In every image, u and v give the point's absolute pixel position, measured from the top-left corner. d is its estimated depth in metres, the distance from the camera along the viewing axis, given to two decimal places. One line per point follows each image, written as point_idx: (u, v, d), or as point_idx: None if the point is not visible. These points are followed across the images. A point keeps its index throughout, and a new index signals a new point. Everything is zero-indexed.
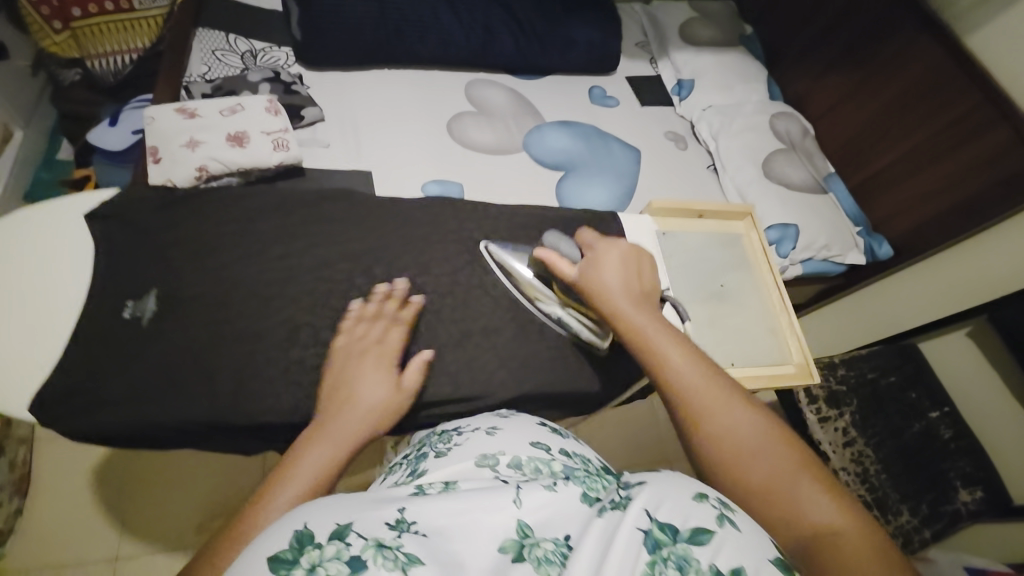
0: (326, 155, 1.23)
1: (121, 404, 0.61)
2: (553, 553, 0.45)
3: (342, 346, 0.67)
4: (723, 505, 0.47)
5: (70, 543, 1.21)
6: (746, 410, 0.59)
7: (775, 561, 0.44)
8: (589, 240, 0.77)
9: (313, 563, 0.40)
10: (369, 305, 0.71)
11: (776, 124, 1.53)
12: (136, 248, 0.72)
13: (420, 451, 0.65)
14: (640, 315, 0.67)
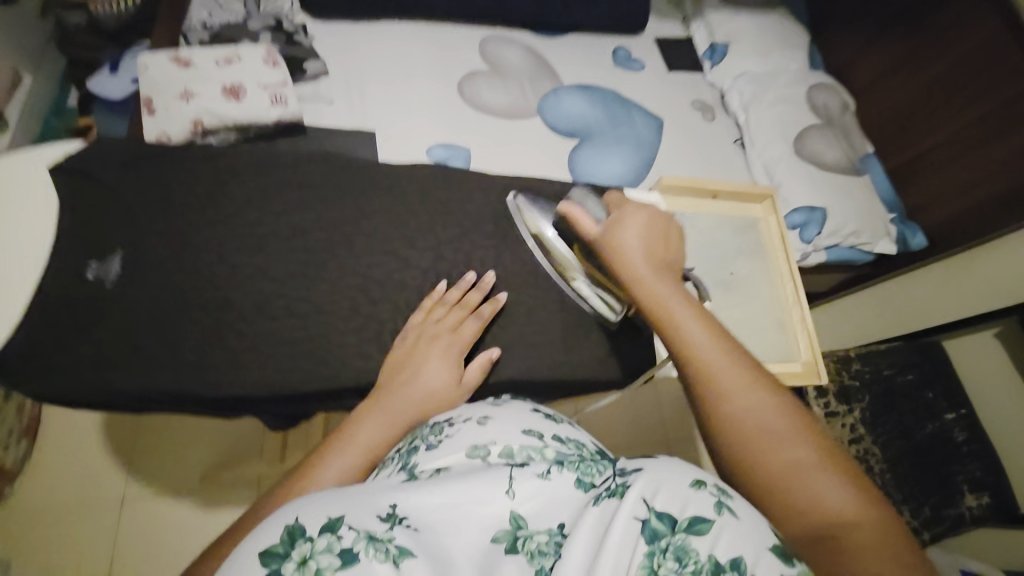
0: (328, 112, 1.16)
1: (67, 372, 0.53)
2: (547, 545, 0.44)
3: (415, 327, 0.63)
4: (723, 491, 0.42)
5: (71, 487, 1.21)
6: (773, 393, 0.49)
7: (772, 547, 0.38)
8: (619, 200, 0.68)
9: (302, 558, 0.39)
10: (450, 291, 0.66)
11: (814, 96, 1.40)
12: (94, 198, 0.61)
13: (411, 445, 0.54)
14: (661, 280, 0.57)
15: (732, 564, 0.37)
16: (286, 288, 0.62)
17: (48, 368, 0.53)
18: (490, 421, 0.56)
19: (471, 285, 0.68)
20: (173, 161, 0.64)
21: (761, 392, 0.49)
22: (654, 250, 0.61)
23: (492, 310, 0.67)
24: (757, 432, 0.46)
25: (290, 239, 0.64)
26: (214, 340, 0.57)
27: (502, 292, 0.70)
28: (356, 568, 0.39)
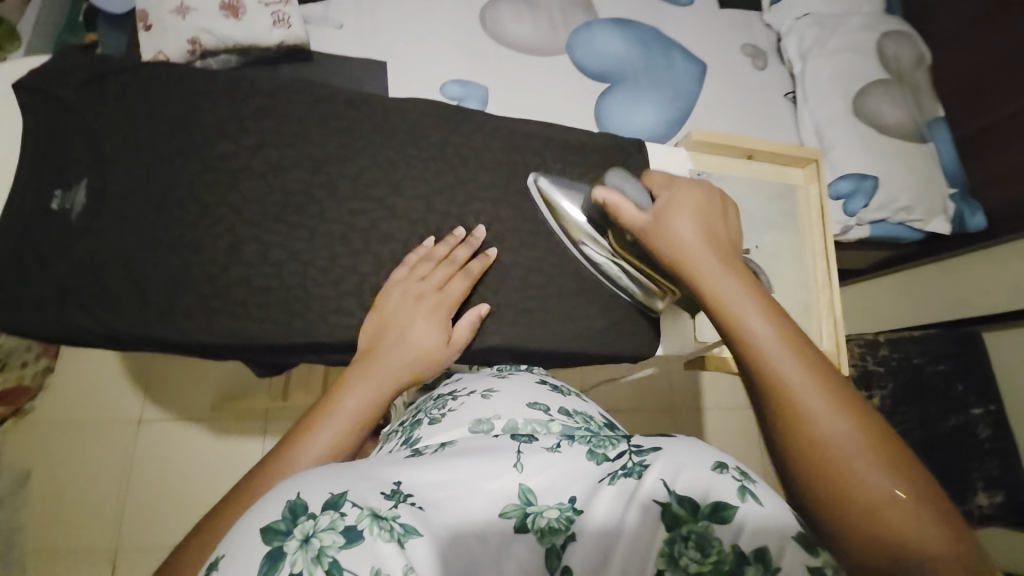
0: (336, 38, 1.04)
1: (29, 306, 0.51)
2: (559, 521, 0.38)
3: (399, 283, 0.58)
4: (745, 476, 0.39)
5: (89, 405, 1.25)
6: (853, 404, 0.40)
7: (797, 537, 0.35)
8: (661, 182, 0.60)
9: (305, 535, 0.33)
10: (440, 245, 0.61)
11: (884, 45, 1.21)
12: (61, 121, 0.56)
13: (415, 418, 0.57)
14: (718, 266, 0.50)
15: (758, 555, 0.35)
16: (261, 232, 0.57)
17: (8, 300, 0.51)
18: (494, 395, 0.56)
19: (460, 240, 0.62)
20: (142, 84, 0.59)
21: (840, 397, 0.40)
22: (710, 236, 0.53)
23: (482, 266, 0.62)
24: (835, 442, 0.38)
25: (265, 178, 0.59)
26: (181, 283, 0.54)
27: (493, 247, 0.64)
28: (363, 546, 0.33)
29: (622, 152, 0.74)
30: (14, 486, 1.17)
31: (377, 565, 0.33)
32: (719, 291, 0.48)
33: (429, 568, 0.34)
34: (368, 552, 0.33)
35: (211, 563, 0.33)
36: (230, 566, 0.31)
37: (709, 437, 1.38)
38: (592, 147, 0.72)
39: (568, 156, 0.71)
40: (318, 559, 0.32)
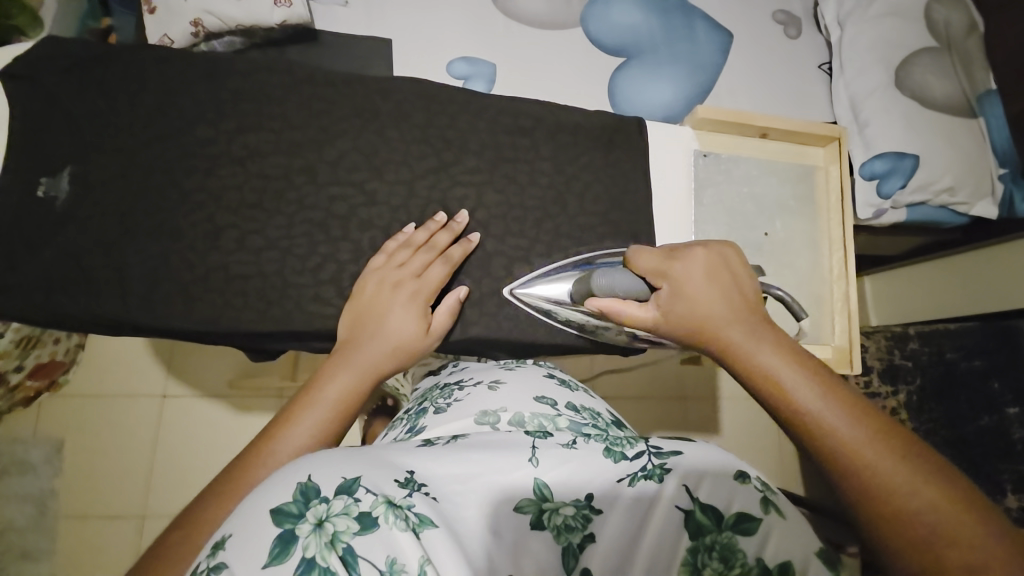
0: (341, 16, 1.00)
1: (15, 291, 0.52)
2: (574, 519, 0.40)
3: (376, 271, 0.56)
4: (766, 488, 0.42)
5: (117, 379, 1.32)
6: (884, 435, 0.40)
7: (818, 552, 0.39)
8: (654, 267, 0.54)
9: (318, 519, 0.34)
10: (418, 232, 0.59)
11: (932, 10, 1.10)
12: (47, 109, 0.56)
13: (421, 406, 0.58)
14: (735, 317, 0.50)
15: (781, 567, 0.38)
16: (239, 219, 0.57)
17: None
18: (500, 387, 0.56)
19: (441, 226, 0.60)
20: (125, 69, 0.59)
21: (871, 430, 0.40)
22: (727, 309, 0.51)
23: (463, 253, 0.59)
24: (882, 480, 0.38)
25: (244, 163, 0.58)
26: (161, 269, 0.54)
27: (476, 233, 0.62)
28: (377, 534, 0.35)
29: (620, 133, 0.69)
30: (52, 453, 1.26)
31: (393, 555, 0.34)
32: (737, 344, 0.49)
33: (447, 558, 0.35)
34: (383, 540, 0.35)
35: (217, 540, 0.34)
36: (239, 542, 0.33)
37: (723, 429, 1.33)
38: (587, 129, 0.68)
39: (561, 138, 0.67)
40: (333, 544, 0.33)
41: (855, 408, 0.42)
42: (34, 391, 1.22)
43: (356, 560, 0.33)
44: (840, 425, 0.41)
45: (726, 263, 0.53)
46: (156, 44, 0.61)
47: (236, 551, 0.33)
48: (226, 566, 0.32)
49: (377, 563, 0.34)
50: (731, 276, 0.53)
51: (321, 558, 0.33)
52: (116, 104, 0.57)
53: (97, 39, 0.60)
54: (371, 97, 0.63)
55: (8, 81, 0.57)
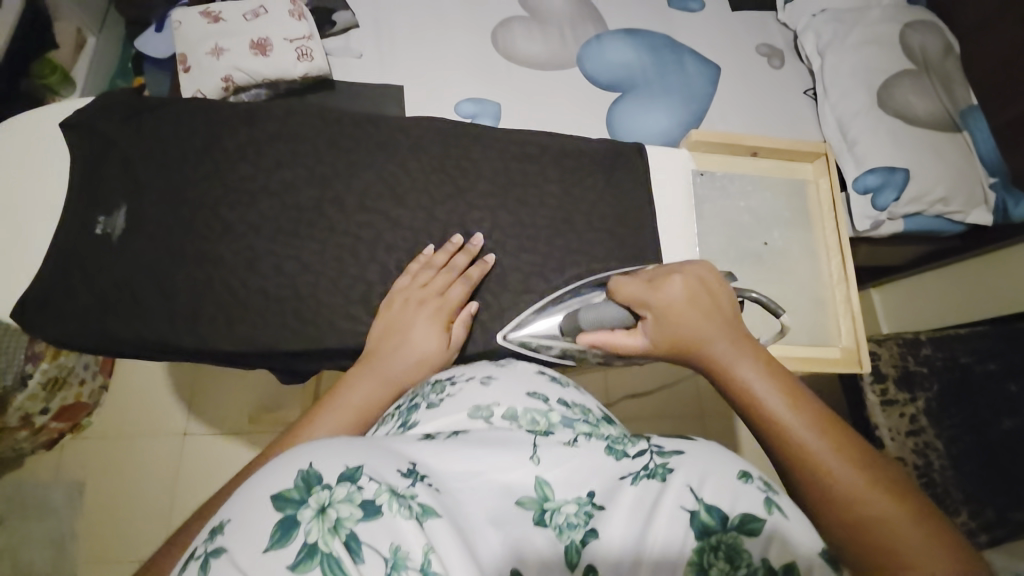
0: (356, 67, 1.10)
1: (76, 318, 0.57)
2: (576, 516, 0.39)
3: (401, 290, 0.61)
4: (770, 488, 0.40)
5: (140, 417, 1.35)
6: (854, 452, 0.42)
7: (822, 553, 0.36)
8: (633, 295, 0.58)
9: (320, 506, 0.34)
10: (438, 253, 0.64)
11: (908, 38, 1.15)
12: (106, 156, 0.63)
13: (412, 401, 0.50)
14: (718, 333, 0.52)
15: (786, 568, 0.35)
16: (276, 247, 0.62)
17: (56, 315, 0.57)
18: (494, 381, 0.51)
19: (459, 247, 0.65)
20: (174, 117, 0.65)
21: (842, 447, 0.42)
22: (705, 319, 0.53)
23: (480, 273, 0.64)
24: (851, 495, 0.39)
25: (280, 197, 0.64)
26: (205, 293, 0.59)
27: (491, 253, 0.67)
28: (381, 521, 0.35)
29: (622, 156, 0.75)
30: (73, 493, 1.28)
31: (396, 542, 0.34)
32: (722, 359, 0.51)
33: (451, 548, 0.34)
34: (387, 528, 0.34)
35: (215, 527, 0.35)
36: (237, 526, 0.34)
37: (742, 445, 1.32)
38: (591, 154, 0.74)
39: (567, 163, 0.73)
40: (335, 530, 0.34)
41: (829, 425, 0.44)
42: (58, 434, 1.28)
43: (358, 546, 0.33)
44: (808, 438, 0.43)
45: (706, 280, 0.56)
46: (201, 96, 0.68)
47: (235, 535, 0.34)
48: (224, 550, 0.33)
49: (381, 549, 0.34)
50: (714, 294, 0.56)
51: (323, 543, 0.33)
52: (167, 149, 0.64)
53: (149, 94, 0.67)
54: (392, 134, 0.70)
55: (72, 133, 0.64)
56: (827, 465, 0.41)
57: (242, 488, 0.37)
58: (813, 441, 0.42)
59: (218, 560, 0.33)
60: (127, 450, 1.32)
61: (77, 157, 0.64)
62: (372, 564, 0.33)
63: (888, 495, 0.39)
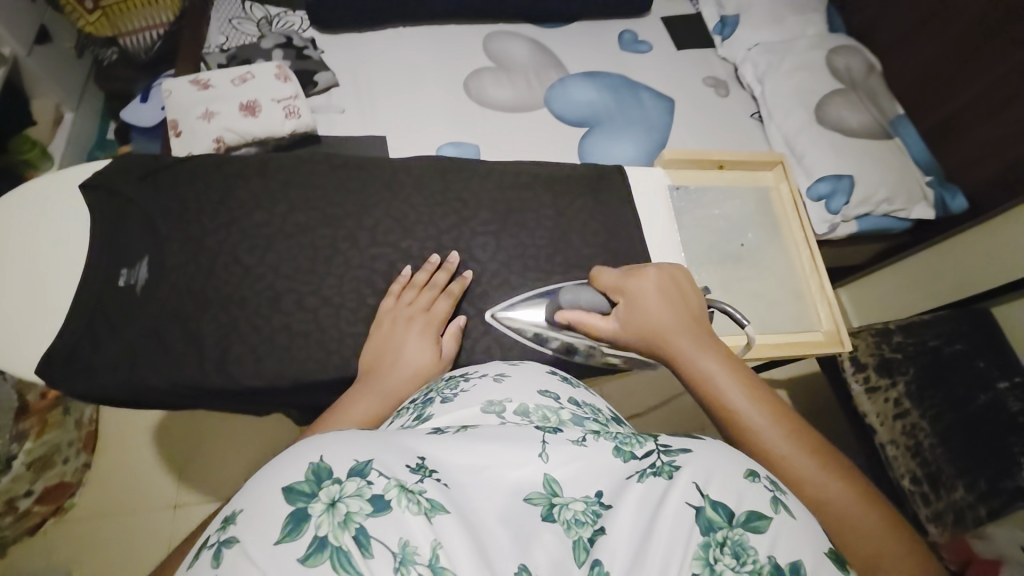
0: (341, 121, 1.16)
1: (107, 368, 0.61)
2: (585, 514, 0.36)
3: (388, 312, 0.65)
4: (776, 486, 0.38)
5: (127, 493, 1.23)
6: (801, 438, 0.47)
7: (828, 553, 0.35)
8: (613, 282, 0.66)
9: (331, 499, 0.32)
10: (419, 273, 0.68)
11: (834, 60, 1.31)
12: (123, 214, 0.69)
13: (425, 396, 0.50)
14: (682, 329, 0.58)
15: (793, 567, 0.33)
16: (295, 284, 0.67)
17: (83, 368, 0.61)
18: (507, 378, 0.50)
19: (437, 266, 0.70)
20: (189, 172, 0.71)
21: (791, 433, 0.48)
22: (674, 311, 0.60)
23: (460, 288, 0.69)
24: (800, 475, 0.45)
25: (296, 238, 0.69)
26: (230, 333, 0.64)
27: (468, 270, 0.72)
28: (390, 517, 0.32)
29: (604, 178, 0.84)
30: None
31: (405, 537, 0.32)
32: (687, 356, 0.55)
33: (459, 545, 0.32)
34: (395, 524, 0.32)
35: (227, 517, 0.33)
36: (250, 517, 0.32)
37: None
38: (577, 178, 0.82)
39: (557, 187, 0.81)
40: (346, 524, 0.31)
41: (780, 412, 0.50)
42: (40, 518, 1.14)
43: (369, 541, 0.31)
44: (763, 426, 0.48)
45: (674, 279, 0.64)
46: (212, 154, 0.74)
47: (247, 525, 0.32)
48: (237, 540, 0.32)
49: (390, 544, 0.31)
50: (682, 292, 0.63)
51: (334, 537, 0.31)
52: (182, 204, 0.69)
53: (162, 157, 0.73)
54: (392, 174, 0.76)
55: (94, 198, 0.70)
56: (778, 451, 0.46)
57: (264, 467, 0.35)
58: (768, 431, 0.48)
59: (231, 550, 0.31)
60: (110, 529, 1.19)
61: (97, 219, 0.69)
62: (381, 560, 0.31)
63: (830, 481, 0.44)
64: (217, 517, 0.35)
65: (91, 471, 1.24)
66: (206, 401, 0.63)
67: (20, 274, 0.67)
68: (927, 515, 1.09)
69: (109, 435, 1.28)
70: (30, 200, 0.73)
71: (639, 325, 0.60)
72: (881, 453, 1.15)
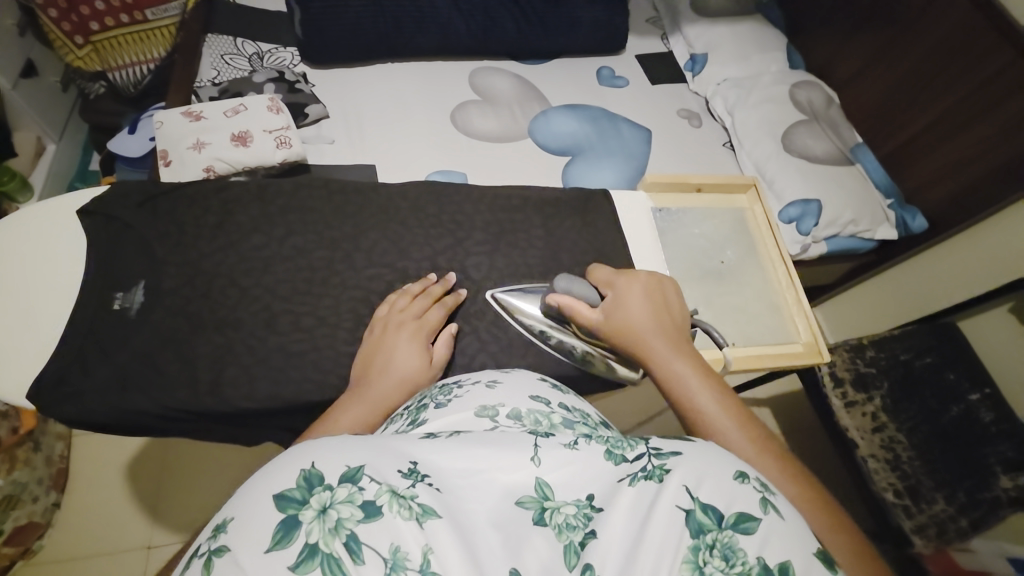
0: (330, 151, 1.20)
1: (104, 391, 0.64)
2: (576, 518, 0.36)
3: (382, 319, 0.70)
4: (765, 487, 0.38)
5: (100, 534, 1.17)
6: (764, 443, 0.51)
7: (817, 553, 0.35)
8: (606, 277, 0.72)
9: (322, 506, 0.32)
10: (414, 285, 0.74)
11: (796, 94, 1.41)
12: (124, 245, 0.74)
13: (420, 402, 0.52)
14: (660, 338, 0.62)
15: (781, 569, 0.33)
16: (291, 305, 0.73)
17: (72, 392, 0.64)
18: (499, 385, 0.51)
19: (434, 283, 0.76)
20: (186, 200, 0.78)
21: (755, 437, 0.52)
22: (655, 316, 0.65)
23: (455, 301, 0.75)
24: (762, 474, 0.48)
25: (294, 260, 0.76)
26: (226, 355, 0.68)
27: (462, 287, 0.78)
28: (382, 522, 0.33)
29: (591, 203, 0.90)
30: None
31: (396, 542, 0.32)
32: (663, 364, 0.60)
33: (451, 549, 0.33)
34: (388, 529, 0.32)
35: (219, 524, 0.33)
36: (241, 524, 0.32)
37: None
38: (565, 203, 0.89)
39: (546, 210, 0.88)
40: (336, 531, 0.32)
41: (748, 418, 0.54)
42: (6, 561, 1.07)
43: (359, 547, 0.31)
44: (729, 430, 0.52)
45: (658, 285, 0.69)
46: (213, 184, 0.80)
47: (238, 533, 0.32)
48: (227, 549, 0.32)
49: (381, 550, 0.32)
50: (665, 299, 0.68)
51: (324, 544, 0.31)
52: (184, 234, 0.75)
53: (162, 190, 0.79)
54: (387, 210, 0.83)
55: (100, 229, 0.75)
56: (743, 453, 0.50)
57: (253, 476, 0.35)
58: (734, 435, 0.52)
59: (221, 558, 0.31)
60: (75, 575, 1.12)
61: (94, 249, 0.74)
62: (372, 566, 0.31)
63: (792, 486, 0.47)
64: (207, 524, 0.35)
65: (61, 511, 1.18)
66: (201, 420, 0.66)
67: (20, 302, 0.70)
68: (911, 527, 1.10)
69: (81, 470, 1.22)
70: (27, 228, 0.76)
71: (621, 327, 0.65)
72: (863, 465, 1.16)
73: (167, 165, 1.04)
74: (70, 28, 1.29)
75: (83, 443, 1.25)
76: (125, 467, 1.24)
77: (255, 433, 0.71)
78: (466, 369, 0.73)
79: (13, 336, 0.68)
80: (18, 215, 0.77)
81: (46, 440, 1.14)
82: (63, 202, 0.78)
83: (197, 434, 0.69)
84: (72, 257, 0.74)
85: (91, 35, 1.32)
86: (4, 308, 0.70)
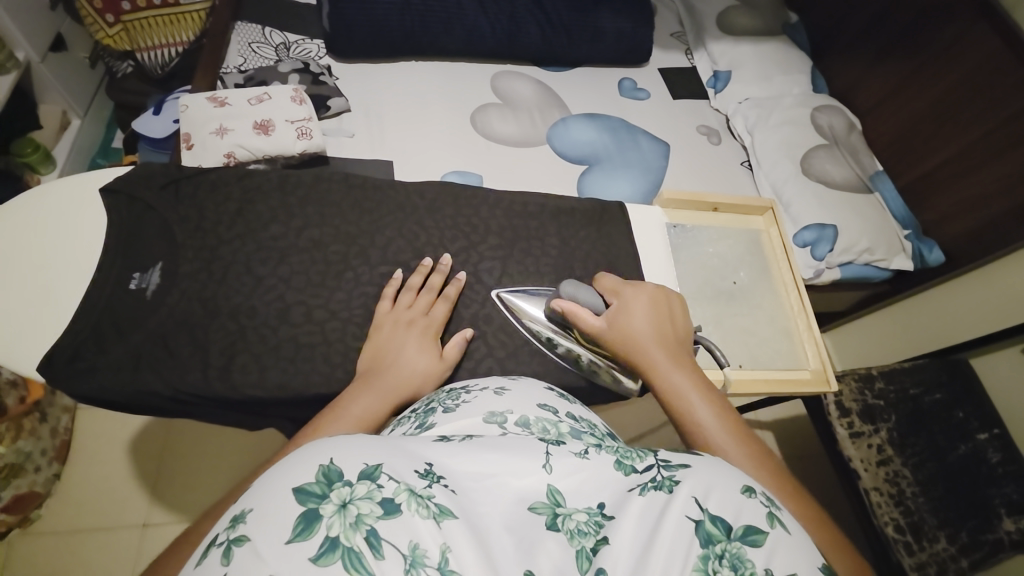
0: (350, 145, 1.20)
1: (115, 369, 0.65)
2: (588, 525, 0.36)
3: (390, 317, 0.71)
4: (772, 501, 0.37)
5: (96, 509, 1.17)
6: (765, 458, 0.52)
7: (821, 567, 0.34)
8: (611, 285, 0.71)
9: (342, 501, 0.32)
10: (415, 278, 0.75)
11: (818, 117, 1.41)
12: (145, 226, 0.75)
13: (428, 405, 0.52)
14: (660, 350, 0.62)
15: None
16: (304, 297, 0.73)
17: (86, 368, 0.65)
18: (508, 392, 0.51)
19: (430, 269, 0.77)
20: (207, 185, 0.79)
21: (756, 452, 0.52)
22: (655, 329, 0.65)
23: (456, 290, 0.76)
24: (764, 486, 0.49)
25: (309, 252, 0.76)
26: (238, 341, 0.69)
27: (462, 272, 0.79)
28: (400, 519, 0.32)
29: (605, 215, 0.90)
30: None
31: (415, 540, 0.32)
32: (662, 377, 0.60)
33: (467, 549, 0.33)
34: (406, 526, 0.32)
35: (238, 515, 0.33)
36: (260, 516, 0.32)
37: None
38: (580, 213, 0.89)
39: (562, 219, 0.88)
40: (356, 525, 0.31)
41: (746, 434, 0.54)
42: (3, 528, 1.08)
43: (379, 543, 0.31)
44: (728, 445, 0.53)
45: (663, 294, 0.70)
46: (234, 171, 0.81)
47: (258, 523, 0.32)
48: (247, 538, 0.32)
49: (400, 547, 0.31)
50: (670, 311, 0.68)
51: (345, 538, 0.31)
52: (203, 219, 0.76)
53: (184, 173, 0.80)
54: (403, 207, 0.84)
55: (121, 208, 0.76)
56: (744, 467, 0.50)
57: (268, 474, 0.35)
58: (734, 451, 0.52)
59: (241, 548, 0.31)
60: (68, 551, 1.12)
61: (113, 228, 0.75)
62: (391, 562, 0.31)
63: (790, 501, 0.48)
64: (224, 515, 0.35)
65: (59, 483, 1.19)
66: (209, 404, 0.67)
67: (40, 275, 0.72)
68: (911, 564, 1.07)
69: (81, 444, 1.23)
70: (53, 203, 0.77)
71: (622, 334, 0.64)
72: (865, 498, 1.13)
73: (189, 149, 1.05)
74: (101, 6, 1.31)
75: (87, 417, 1.26)
76: (124, 444, 1.25)
77: (261, 420, 0.71)
78: (472, 373, 0.73)
79: (28, 309, 0.69)
80: (43, 189, 0.78)
81: (50, 411, 1.15)
82: (88, 179, 0.79)
83: (202, 416, 0.69)
84: (93, 234, 0.75)
85: (122, 14, 1.34)
86: (23, 280, 0.71)
